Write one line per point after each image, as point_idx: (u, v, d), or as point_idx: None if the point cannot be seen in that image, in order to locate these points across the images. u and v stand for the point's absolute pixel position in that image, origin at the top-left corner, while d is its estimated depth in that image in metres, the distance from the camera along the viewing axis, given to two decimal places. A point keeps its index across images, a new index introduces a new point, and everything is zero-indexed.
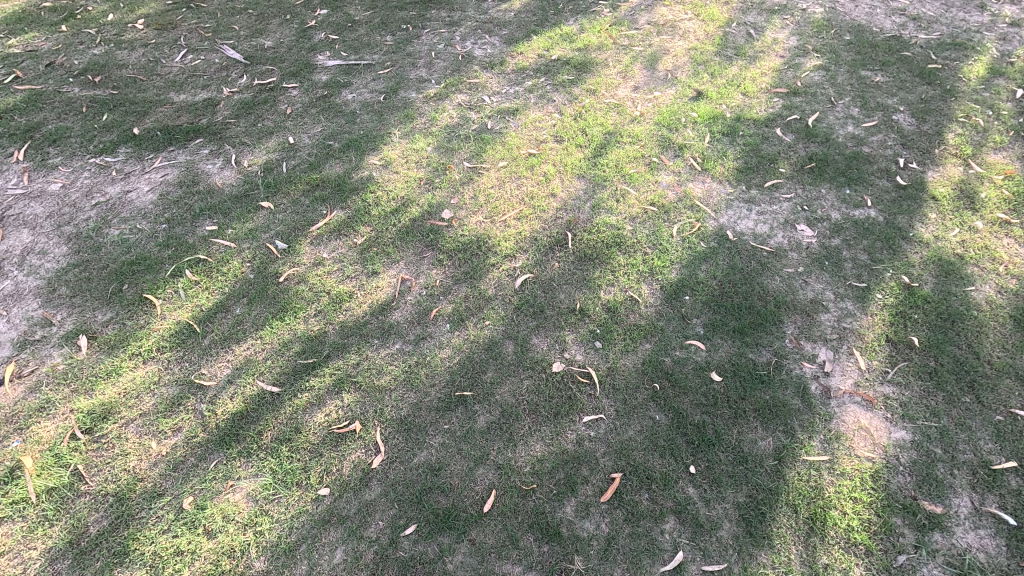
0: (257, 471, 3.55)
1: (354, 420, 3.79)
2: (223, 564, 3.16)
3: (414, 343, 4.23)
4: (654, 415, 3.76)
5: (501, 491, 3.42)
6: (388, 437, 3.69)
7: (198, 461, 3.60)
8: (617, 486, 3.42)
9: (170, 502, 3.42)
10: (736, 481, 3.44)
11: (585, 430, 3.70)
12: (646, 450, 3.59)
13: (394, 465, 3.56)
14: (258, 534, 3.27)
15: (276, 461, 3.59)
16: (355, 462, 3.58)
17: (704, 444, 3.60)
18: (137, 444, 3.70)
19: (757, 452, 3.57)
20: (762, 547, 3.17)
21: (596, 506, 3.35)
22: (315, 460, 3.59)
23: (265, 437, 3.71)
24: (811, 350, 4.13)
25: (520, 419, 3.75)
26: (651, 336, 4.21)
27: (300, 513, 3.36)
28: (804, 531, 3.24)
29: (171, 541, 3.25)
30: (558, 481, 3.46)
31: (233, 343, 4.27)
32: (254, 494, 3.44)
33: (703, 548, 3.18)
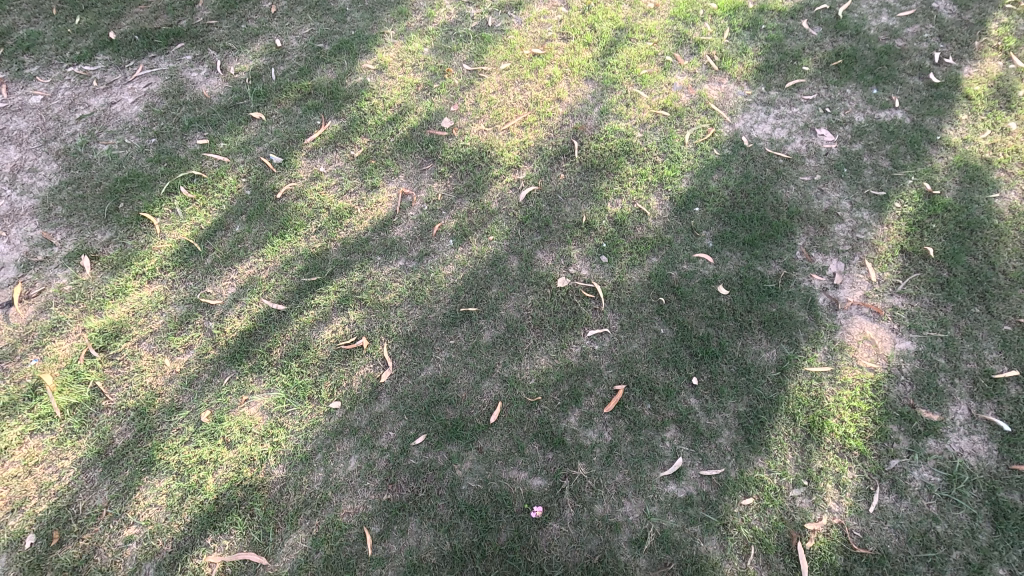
0: (269, 386, 3.65)
1: (361, 336, 3.83)
2: (245, 472, 3.34)
3: (417, 259, 4.17)
4: (659, 329, 3.77)
5: (507, 403, 3.51)
6: (395, 353, 3.75)
7: (212, 377, 3.70)
8: (620, 397, 3.49)
9: (188, 416, 3.55)
10: (738, 391, 3.50)
11: (590, 344, 3.73)
12: (650, 363, 3.63)
13: (402, 379, 3.64)
14: (276, 444, 3.42)
15: (287, 376, 3.68)
16: (364, 376, 3.67)
17: (707, 356, 3.63)
18: (151, 361, 3.79)
19: (760, 364, 3.60)
20: (760, 453, 3.28)
21: (600, 417, 3.44)
22: (325, 375, 3.67)
23: (275, 354, 3.78)
24: (822, 262, 4.04)
25: (525, 334, 3.78)
26: (658, 250, 4.11)
27: (314, 424, 3.49)
28: (801, 438, 3.34)
29: (194, 451, 3.42)
30: (563, 393, 3.53)
31: (235, 262, 4.23)
32: (269, 407, 3.56)
33: (702, 454, 3.30)
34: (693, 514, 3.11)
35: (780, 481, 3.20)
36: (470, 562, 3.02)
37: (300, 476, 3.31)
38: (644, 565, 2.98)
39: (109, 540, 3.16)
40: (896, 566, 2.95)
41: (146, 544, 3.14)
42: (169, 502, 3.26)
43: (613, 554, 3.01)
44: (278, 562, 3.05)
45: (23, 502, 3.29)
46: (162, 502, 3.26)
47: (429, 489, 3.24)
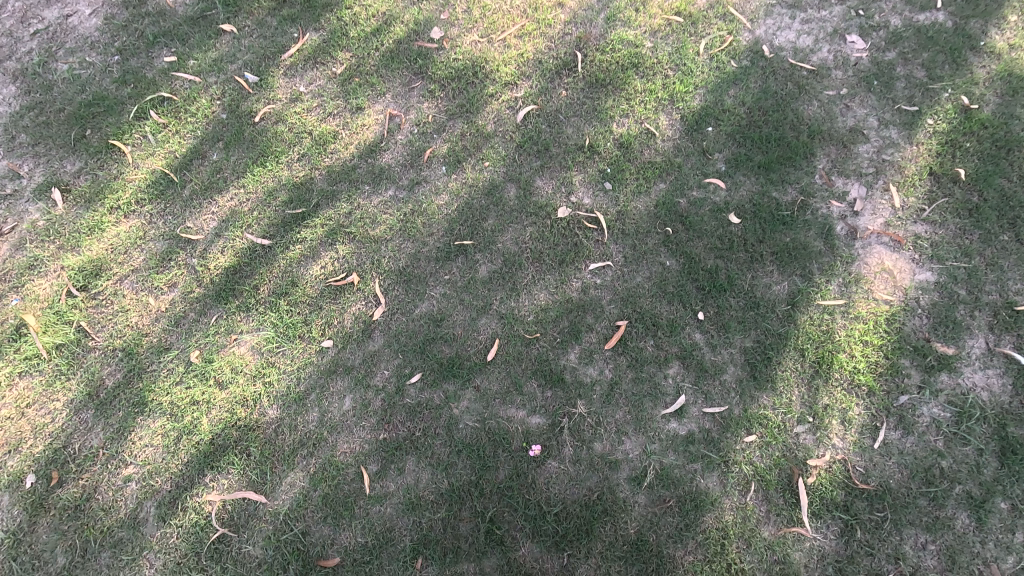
0: (258, 325, 3.53)
1: (351, 272, 3.64)
2: (239, 412, 3.29)
3: (408, 189, 3.90)
4: (664, 261, 3.56)
5: (505, 341, 3.38)
6: (387, 289, 3.58)
7: (199, 316, 3.57)
8: (622, 333, 3.35)
9: (177, 356, 3.45)
10: (745, 327, 3.35)
11: (592, 278, 3.54)
12: (654, 298, 3.45)
13: (395, 316, 3.50)
14: (268, 384, 3.35)
15: (276, 315, 3.54)
16: (356, 314, 3.52)
17: (715, 290, 3.45)
18: (134, 300, 3.64)
19: (769, 297, 3.43)
20: (765, 390, 3.18)
21: (601, 354, 3.32)
22: (315, 314, 3.53)
23: (262, 292, 3.62)
24: (842, 187, 3.74)
25: (523, 269, 3.58)
26: (666, 175, 3.82)
27: (306, 364, 3.39)
28: (809, 374, 3.23)
29: (186, 391, 3.35)
30: (562, 329, 3.39)
31: (215, 193, 3.97)
32: (259, 347, 3.46)
33: (705, 391, 3.20)
34: (694, 452, 3.07)
35: (784, 418, 3.12)
36: (469, 499, 3.02)
37: (295, 416, 3.26)
38: (643, 502, 2.98)
39: (108, 479, 3.17)
40: (897, 501, 2.92)
41: (145, 483, 3.14)
42: (165, 442, 3.23)
43: (612, 491, 3.00)
44: (277, 500, 3.07)
45: (19, 443, 3.27)
46: (158, 443, 3.23)
47: (426, 427, 3.19)
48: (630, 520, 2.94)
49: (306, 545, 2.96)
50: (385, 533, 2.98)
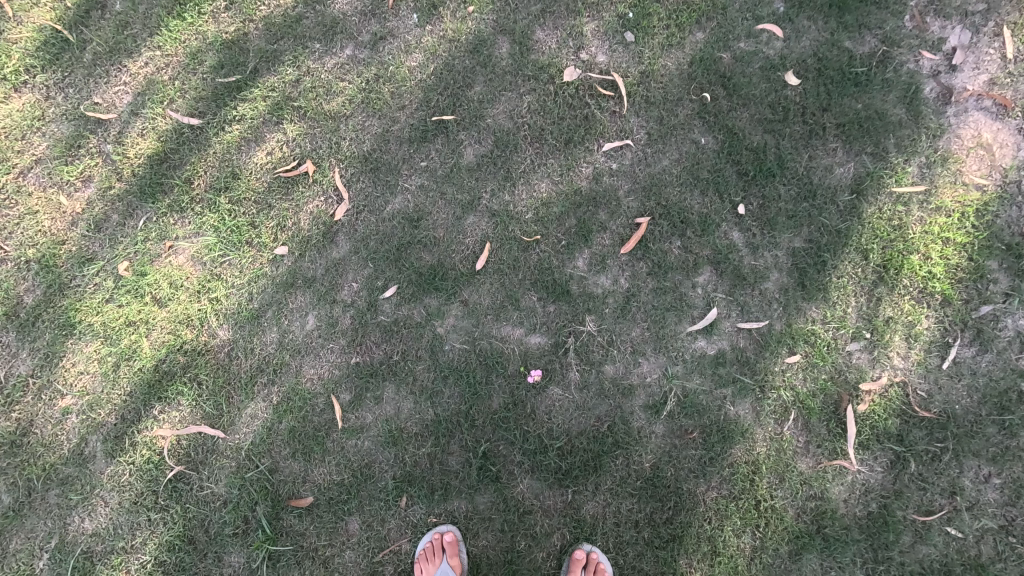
0: (196, 229, 2.88)
1: (305, 160, 2.91)
2: (184, 334, 2.77)
3: (370, 47, 2.99)
4: (699, 139, 2.79)
5: (497, 245, 2.75)
6: (351, 181, 2.88)
7: (124, 220, 2.91)
8: (642, 234, 2.70)
9: (104, 269, 2.86)
10: (796, 223, 2.69)
11: (606, 163, 2.81)
12: (683, 187, 2.75)
13: (362, 216, 2.84)
14: (215, 301, 2.80)
15: (217, 216, 2.88)
16: (313, 214, 2.86)
17: (761, 176, 2.74)
18: (43, 199, 2.95)
19: (830, 184, 2.72)
20: (815, 301, 2.61)
21: (615, 259, 2.71)
22: (263, 214, 2.87)
23: (197, 187, 2.92)
24: (938, 33, 2.81)
25: (519, 152, 2.84)
26: (707, 21, 2.87)
27: (258, 277, 2.81)
28: (871, 281, 2.62)
29: (120, 311, 2.81)
30: (568, 230, 2.75)
31: (124, 57, 3.06)
32: (200, 256, 2.85)
33: (741, 303, 2.63)
34: (724, 375, 2.58)
35: (836, 335, 2.58)
36: (458, 432, 2.59)
37: (250, 339, 2.76)
38: (661, 433, 2.55)
39: (44, 412, 2.74)
40: (962, 430, 2.48)
41: (86, 417, 2.73)
42: (102, 369, 2.77)
43: (624, 421, 2.56)
44: (238, 434, 2.67)
45: None
46: (95, 370, 2.77)
47: (405, 350, 2.69)
48: (644, 453, 2.54)
49: (274, 483, 2.61)
50: (364, 469, 2.60)
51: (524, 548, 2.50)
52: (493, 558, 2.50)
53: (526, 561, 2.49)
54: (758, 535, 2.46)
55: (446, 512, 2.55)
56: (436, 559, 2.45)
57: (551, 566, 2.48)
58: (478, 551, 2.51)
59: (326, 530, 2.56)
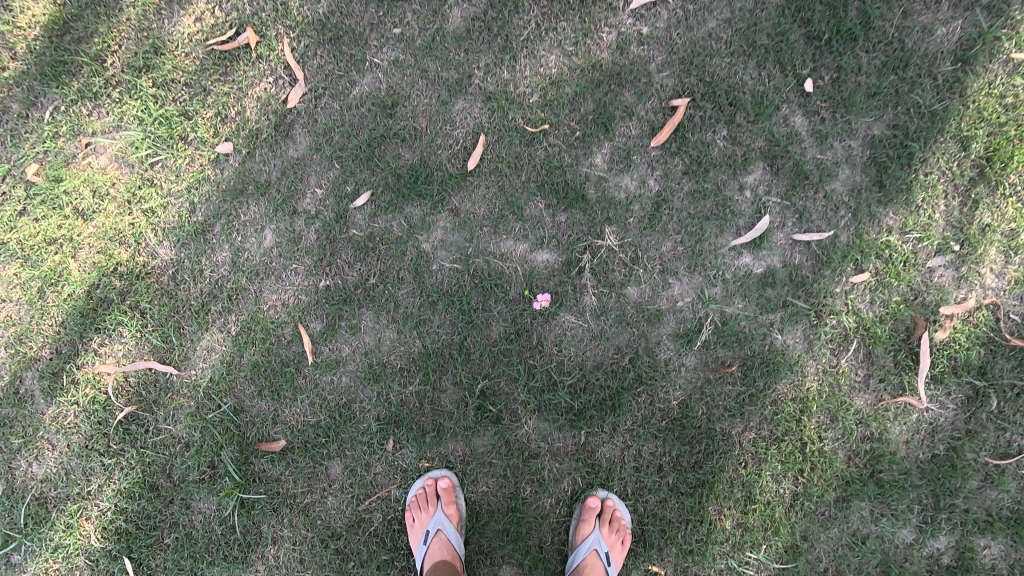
0: (118, 122, 2.30)
1: (244, 28, 2.26)
2: (117, 254, 2.29)
3: None
4: None
5: (495, 138, 2.19)
6: (306, 55, 2.24)
7: (26, 111, 2.32)
8: (679, 121, 2.12)
9: (11, 174, 2.32)
10: (877, 104, 2.10)
11: (634, 25, 2.15)
12: (734, 57, 2.13)
13: (323, 104, 2.24)
14: (150, 213, 2.28)
15: (141, 105, 2.29)
16: (261, 100, 2.26)
17: (836, 42, 2.10)
18: None
19: (927, 51, 2.08)
20: (893, 206, 2.08)
21: (643, 154, 2.14)
22: (198, 102, 2.27)
23: (112, 66, 2.30)
24: None
25: (521, 12, 2.17)
26: None
27: (199, 182, 2.27)
28: (968, 179, 2.07)
29: (37, 226, 2.31)
30: (585, 117, 2.16)
31: None
32: (125, 156, 2.29)
33: (799, 209, 2.11)
34: (772, 298, 2.12)
35: (915, 247, 2.08)
36: (450, 366, 2.19)
37: (198, 258, 2.28)
38: (692, 367, 2.14)
39: None
40: None
41: (15, 352, 2.31)
42: (26, 296, 2.31)
43: (649, 353, 2.14)
44: (194, 370, 2.28)
45: None
46: (18, 297, 2.31)
47: (384, 271, 2.22)
48: (672, 390, 2.14)
49: (241, 424, 2.26)
50: (342, 409, 2.22)
51: (530, 495, 2.18)
52: (495, 506, 2.19)
53: (532, 509, 2.18)
54: (801, 481, 2.12)
55: (439, 456, 2.20)
56: (429, 508, 2.14)
57: (561, 514, 2.17)
58: (477, 498, 2.19)
59: (303, 476, 2.24)
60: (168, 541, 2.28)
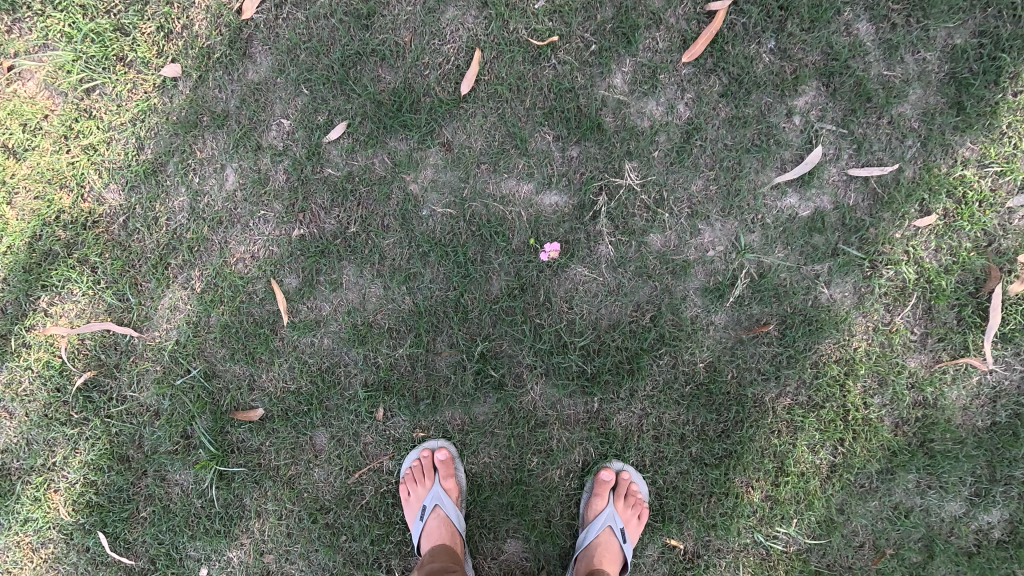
0: (43, 40, 1.93)
1: None
2: (58, 199, 1.97)
3: None
4: None
5: (493, 55, 1.84)
6: None
7: None
8: (716, 30, 1.76)
9: None
10: (962, 5, 1.70)
11: None
12: None
13: (285, 14, 1.89)
14: (91, 151, 1.95)
15: (68, 19, 1.92)
16: (211, 11, 1.90)
17: None
18: None
19: None
20: (973, 133, 1.73)
21: (671, 73, 1.79)
22: (136, 14, 1.91)
23: None
24: None
25: None
26: None
27: (144, 112, 1.93)
28: None
29: None
30: (603, 27, 1.81)
31: None
32: (55, 82, 1.94)
33: (857, 138, 1.77)
34: (820, 246, 1.81)
35: (994, 184, 1.75)
36: (445, 327, 1.92)
37: (151, 204, 1.96)
38: (723, 326, 1.87)
39: None
40: None
41: None
42: None
43: (673, 311, 1.86)
44: (157, 331, 2.02)
45: None
46: None
47: (366, 217, 1.91)
48: (698, 352, 1.88)
49: (214, 391, 2.02)
50: (325, 374, 1.98)
51: (537, 467, 1.96)
52: (498, 477, 1.98)
53: (539, 482, 1.97)
54: (841, 451, 1.89)
55: (436, 425, 1.98)
56: (426, 481, 1.94)
57: (571, 487, 1.97)
58: (479, 470, 1.98)
59: (286, 447, 2.03)
60: (145, 514, 2.11)
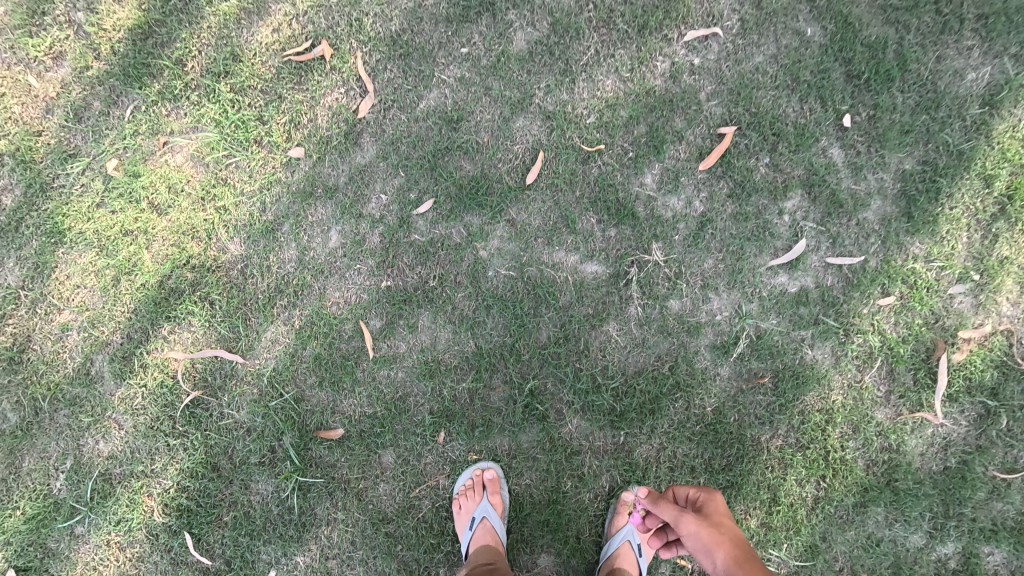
0: (195, 123, 2.44)
1: (319, 40, 2.40)
2: (190, 248, 2.43)
3: None
4: (803, 29, 2.30)
5: (553, 154, 2.36)
6: (377, 68, 2.40)
7: (107, 108, 2.46)
8: (727, 147, 2.30)
9: (91, 168, 2.46)
10: (908, 141, 2.27)
11: (686, 56, 2.34)
12: (779, 90, 2.31)
13: (391, 115, 2.40)
14: (223, 211, 2.42)
15: (218, 108, 2.43)
16: (333, 109, 2.41)
17: (874, 82, 2.28)
18: (10, 79, 2.48)
19: (958, 92, 2.26)
20: (921, 235, 2.25)
21: (690, 177, 2.32)
22: (273, 108, 2.42)
23: (191, 71, 2.44)
24: None
25: (581, 38, 2.36)
26: None
27: (270, 183, 2.42)
28: (990, 215, 2.24)
29: (114, 217, 2.45)
30: (638, 137, 2.34)
31: None
32: (201, 156, 2.44)
33: (833, 234, 2.29)
34: (805, 316, 2.29)
35: (938, 274, 2.25)
36: (501, 367, 2.34)
37: (266, 255, 2.42)
38: (726, 376, 2.30)
39: (41, 327, 2.48)
40: None
41: (88, 334, 2.46)
42: (101, 283, 2.46)
43: (687, 363, 2.30)
44: (259, 360, 2.42)
45: None
46: (93, 284, 2.46)
47: (443, 275, 2.37)
48: (707, 398, 2.30)
49: (301, 412, 2.40)
50: (397, 402, 2.37)
51: (570, 490, 2.33)
52: (537, 497, 2.35)
53: (572, 502, 2.33)
54: (823, 486, 2.28)
55: (487, 450, 2.35)
56: (476, 496, 2.28)
57: (597, 508, 2.33)
58: (520, 490, 2.35)
59: (358, 463, 2.39)
60: (226, 519, 2.43)
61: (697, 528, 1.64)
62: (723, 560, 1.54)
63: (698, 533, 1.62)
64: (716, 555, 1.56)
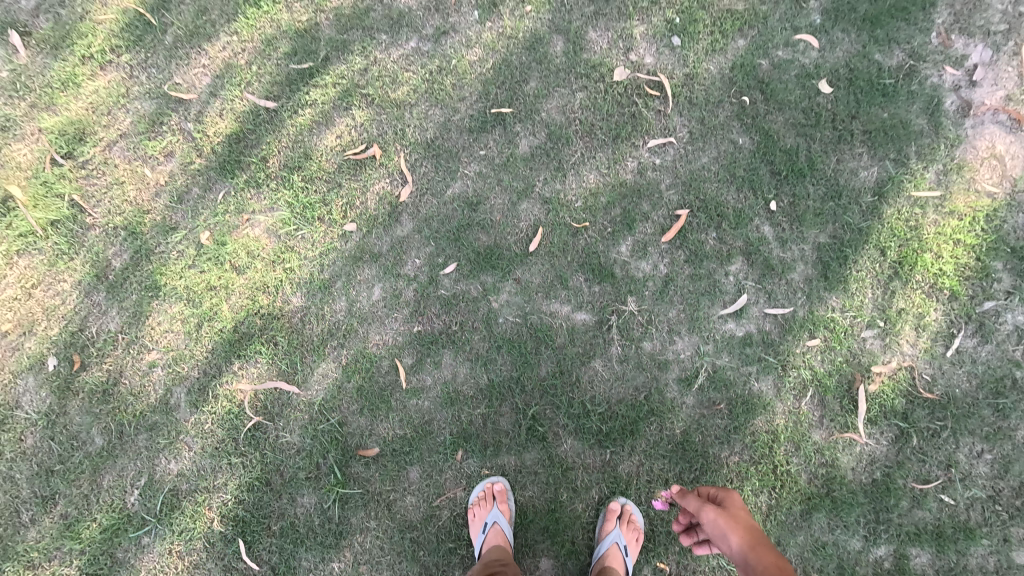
0: (272, 204, 3.15)
1: (372, 144, 3.17)
2: (261, 300, 3.05)
3: (434, 40, 3.25)
4: (736, 139, 3.08)
5: (550, 229, 3.05)
6: (415, 165, 3.15)
7: (204, 192, 3.17)
8: (683, 225, 3.00)
9: (186, 237, 3.13)
10: (821, 221, 2.98)
11: (649, 158, 3.09)
12: (721, 183, 3.04)
13: (425, 200, 3.11)
14: (290, 271, 3.07)
15: (291, 193, 3.15)
16: (380, 194, 3.13)
17: (792, 177, 3.03)
18: (129, 170, 3.21)
19: (855, 185, 3.00)
20: (836, 291, 2.90)
21: (656, 247, 3.00)
22: (334, 194, 3.14)
23: (272, 166, 3.18)
24: (960, 51, 3.07)
25: (570, 144, 3.12)
26: (747, 31, 3.16)
27: (328, 250, 3.08)
28: (887, 276, 2.90)
29: (201, 276, 3.09)
30: (615, 217, 3.04)
31: (204, 42, 3.30)
32: (275, 229, 3.12)
33: (768, 291, 2.93)
34: (750, 355, 2.88)
35: (851, 322, 2.88)
36: (509, 396, 2.89)
37: (322, 306, 3.03)
38: (691, 404, 2.85)
39: (132, 365, 3.03)
40: (959, 410, 2.78)
41: (171, 370, 3.02)
42: (186, 328, 3.05)
43: (659, 392, 2.86)
44: (311, 391, 2.96)
45: (33, 325, 3.06)
46: (179, 329, 3.05)
47: (463, 322, 2.98)
48: (676, 421, 2.84)
49: (344, 435, 2.91)
50: (423, 426, 2.89)
51: (566, 500, 2.81)
52: (539, 507, 2.82)
53: (567, 510, 2.80)
54: (774, 495, 2.77)
55: (497, 466, 2.84)
56: (487, 504, 2.73)
57: (589, 515, 2.80)
58: (524, 501, 2.82)
59: (389, 478, 2.86)
60: (275, 528, 2.86)
61: (716, 520, 2.01)
62: (738, 543, 1.92)
63: (717, 526, 2.00)
64: (732, 540, 1.94)
